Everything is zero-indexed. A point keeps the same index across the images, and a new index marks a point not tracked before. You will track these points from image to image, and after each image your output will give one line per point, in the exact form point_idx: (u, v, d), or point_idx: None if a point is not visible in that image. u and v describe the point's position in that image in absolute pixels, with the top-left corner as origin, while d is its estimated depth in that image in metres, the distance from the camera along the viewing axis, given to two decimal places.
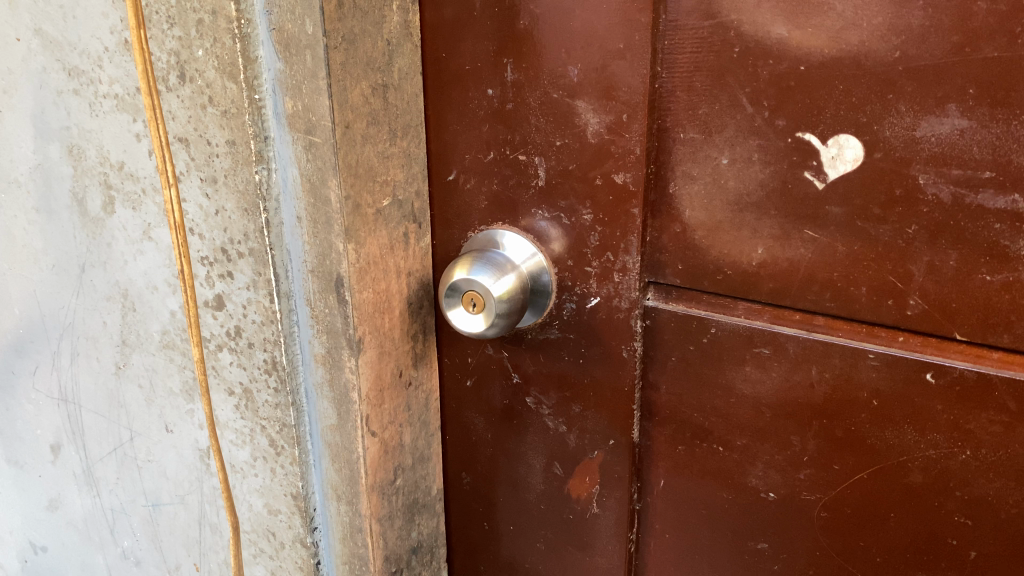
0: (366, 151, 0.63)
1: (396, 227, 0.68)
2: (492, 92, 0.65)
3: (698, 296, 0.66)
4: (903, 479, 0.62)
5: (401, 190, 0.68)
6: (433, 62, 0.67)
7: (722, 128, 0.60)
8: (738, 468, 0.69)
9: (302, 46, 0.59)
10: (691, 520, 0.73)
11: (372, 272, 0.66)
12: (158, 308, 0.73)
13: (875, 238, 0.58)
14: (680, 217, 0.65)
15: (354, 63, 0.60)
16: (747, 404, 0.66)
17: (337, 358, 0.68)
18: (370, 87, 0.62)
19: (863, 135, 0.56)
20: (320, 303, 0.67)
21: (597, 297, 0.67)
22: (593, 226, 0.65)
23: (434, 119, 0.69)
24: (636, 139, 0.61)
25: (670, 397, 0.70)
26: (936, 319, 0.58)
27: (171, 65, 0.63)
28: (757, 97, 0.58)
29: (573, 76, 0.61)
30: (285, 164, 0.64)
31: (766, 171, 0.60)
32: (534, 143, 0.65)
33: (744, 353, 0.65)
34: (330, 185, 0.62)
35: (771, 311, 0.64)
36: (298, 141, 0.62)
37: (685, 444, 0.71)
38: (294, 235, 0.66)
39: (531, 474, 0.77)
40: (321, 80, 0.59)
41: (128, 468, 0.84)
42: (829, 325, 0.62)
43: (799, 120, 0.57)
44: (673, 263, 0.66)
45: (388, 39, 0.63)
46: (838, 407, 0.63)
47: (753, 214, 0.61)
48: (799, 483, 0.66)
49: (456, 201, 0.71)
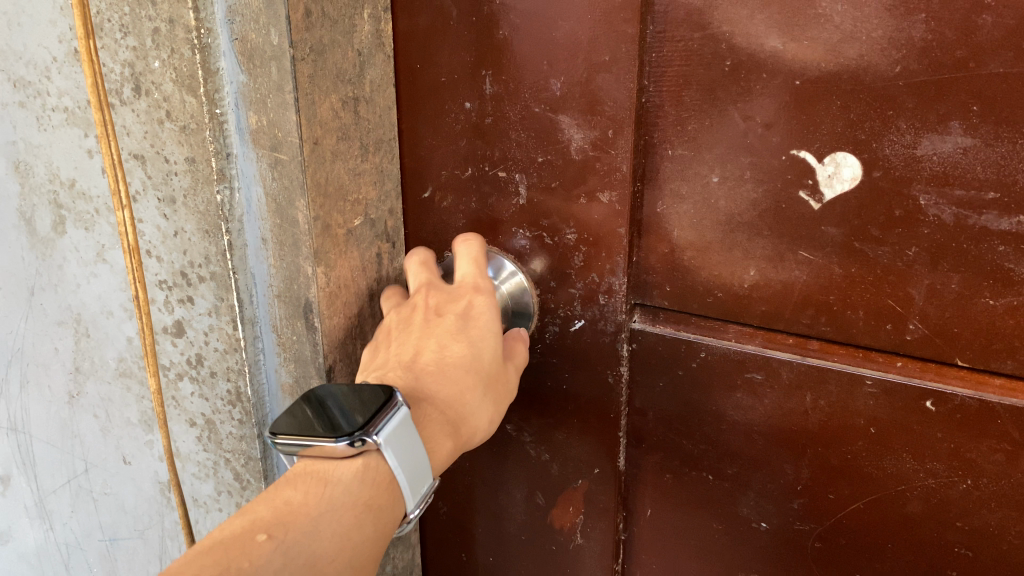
0: (336, 168, 0.59)
1: (368, 248, 0.64)
2: (470, 105, 0.62)
3: (686, 319, 0.64)
4: (901, 509, 0.60)
5: (374, 208, 0.64)
6: (405, 74, 0.63)
7: (712, 144, 0.58)
8: (729, 497, 0.66)
9: (267, 58, 0.54)
10: (679, 550, 0.71)
11: (343, 296, 0.62)
12: (114, 334, 0.69)
13: (874, 260, 0.55)
14: (669, 237, 0.62)
15: (323, 75, 0.56)
16: (739, 431, 0.64)
17: (306, 387, 0.63)
18: (340, 100, 0.58)
19: (862, 152, 0.53)
20: (287, 329, 0.62)
21: (582, 319, 0.65)
22: (577, 245, 0.62)
23: (406, 132, 0.65)
24: (623, 155, 0.57)
25: (658, 423, 0.67)
26: (936, 343, 0.55)
27: (125, 76, 0.58)
28: (750, 112, 0.55)
29: (556, 90, 0.58)
30: (249, 182, 0.60)
31: (759, 190, 0.57)
32: (515, 159, 0.62)
33: (735, 379, 0.62)
34: (299, 205, 0.57)
35: (764, 334, 0.61)
36: (263, 158, 0.58)
37: (673, 472, 0.68)
38: (258, 258, 0.62)
39: (512, 504, 0.75)
40: (288, 94, 0.54)
41: (82, 501, 0.79)
42: (824, 349, 0.60)
43: (795, 137, 0.55)
44: (661, 284, 0.63)
45: (359, 50, 0.59)
46: (834, 435, 0.60)
47: (746, 235, 0.59)
48: (792, 513, 0.64)
49: (431, 219, 0.68)
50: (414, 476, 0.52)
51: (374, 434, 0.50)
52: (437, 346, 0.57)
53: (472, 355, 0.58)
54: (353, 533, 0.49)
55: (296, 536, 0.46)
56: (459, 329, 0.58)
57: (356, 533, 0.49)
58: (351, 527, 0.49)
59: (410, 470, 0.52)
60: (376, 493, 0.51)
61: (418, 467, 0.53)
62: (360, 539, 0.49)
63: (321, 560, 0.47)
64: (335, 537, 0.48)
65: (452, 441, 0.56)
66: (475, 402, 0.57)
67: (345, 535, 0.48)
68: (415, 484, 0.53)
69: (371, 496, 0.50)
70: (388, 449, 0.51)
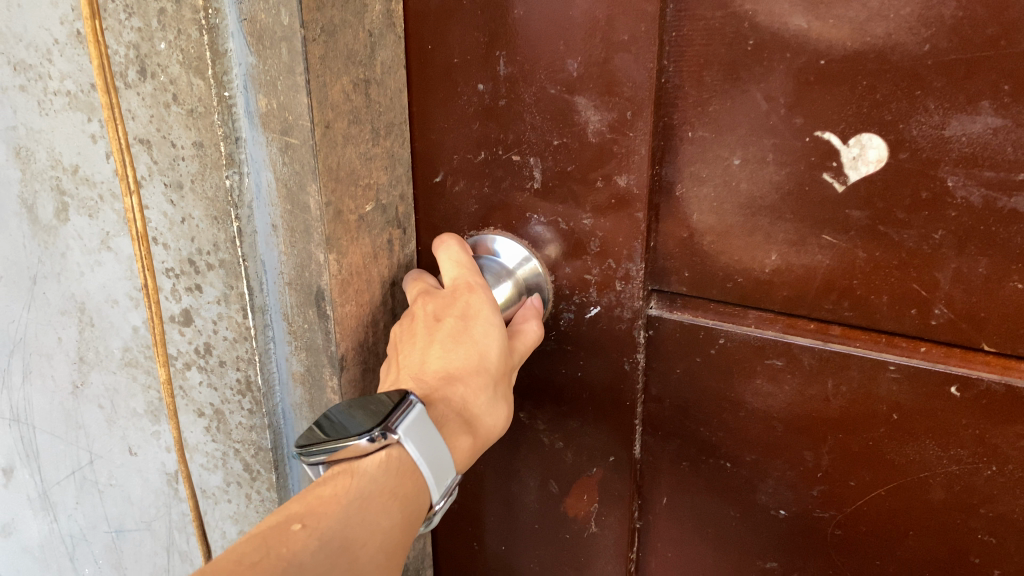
0: (347, 152, 0.58)
1: (379, 234, 0.63)
2: (483, 87, 0.60)
3: (705, 305, 0.63)
4: (923, 496, 0.59)
5: (385, 193, 0.63)
6: (416, 56, 0.62)
7: (734, 126, 0.57)
8: (747, 484, 0.66)
9: (277, 39, 0.53)
10: (695, 537, 0.71)
11: (355, 284, 0.61)
12: (119, 324, 0.67)
13: (899, 243, 0.54)
14: (687, 221, 0.61)
15: (335, 56, 0.55)
16: (758, 418, 0.64)
17: (318, 376, 0.62)
18: (351, 82, 0.57)
19: (889, 133, 0.52)
20: (299, 317, 0.61)
21: (598, 306, 0.64)
22: (593, 231, 0.61)
23: (418, 116, 0.64)
24: (641, 138, 0.56)
25: (675, 411, 0.67)
26: (962, 329, 0.54)
27: (129, 59, 0.56)
28: (772, 93, 0.54)
29: (572, 70, 0.56)
30: (258, 167, 0.58)
31: (782, 173, 0.56)
32: (529, 143, 0.60)
33: (755, 365, 0.62)
34: (310, 190, 0.56)
35: (785, 319, 0.61)
36: (273, 142, 0.56)
37: (690, 460, 0.68)
38: (269, 245, 0.60)
39: (525, 492, 0.75)
40: (299, 76, 0.53)
41: (87, 492, 0.78)
42: (846, 334, 0.59)
43: (818, 118, 0.54)
44: (679, 270, 0.63)
45: (370, 30, 0.58)
46: (855, 422, 0.60)
47: (767, 219, 0.58)
48: (811, 500, 0.64)
49: (444, 205, 0.67)
50: (437, 468, 0.52)
51: (394, 429, 0.50)
52: (442, 352, 0.57)
53: (477, 357, 0.56)
54: (383, 519, 0.48)
55: (329, 523, 0.46)
56: (461, 332, 0.57)
57: (385, 519, 0.48)
58: (379, 514, 0.48)
59: (433, 463, 0.52)
60: (402, 482, 0.50)
61: (440, 459, 0.52)
62: (388, 525, 0.48)
63: (354, 544, 0.46)
64: (366, 523, 0.47)
65: (469, 436, 0.56)
66: (492, 402, 0.57)
67: (376, 522, 0.47)
68: (440, 475, 0.52)
69: (397, 484, 0.50)
70: (409, 441, 0.51)
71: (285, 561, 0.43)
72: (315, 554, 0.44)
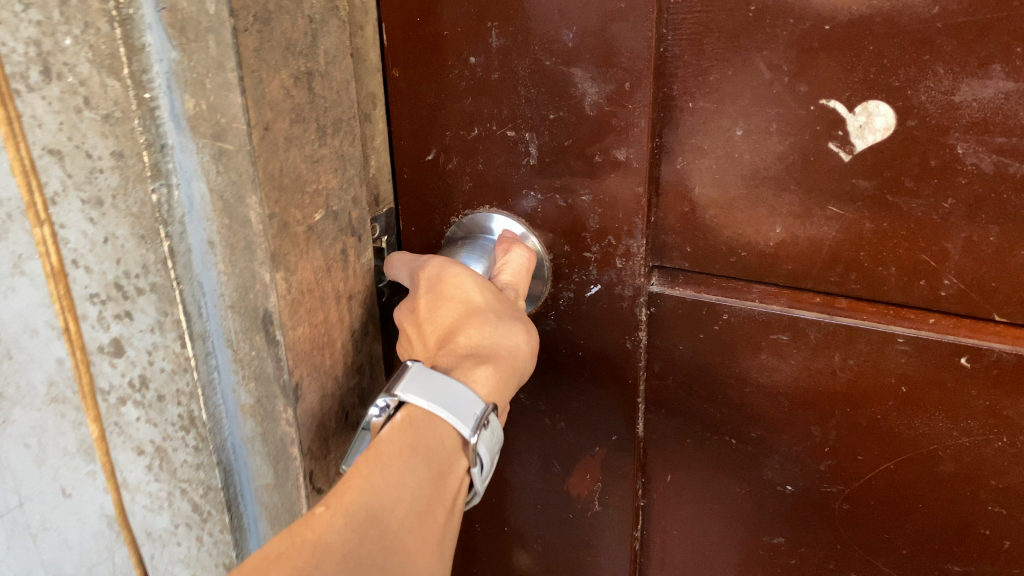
0: (291, 156, 0.51)
1: (333, 244, 0.56)
2: (476, 60, 0.56)
3: (708, 280, 0.60)
4: (932, 469, 0.57)
5: (336, 199, 0.56)
6: (402, 29, 0.58)
7: (735, 95, 0.53)
8: (753, 461, 0.64)
9: (202, 30, 0.46)
10: (700, 516, 0.68)
11: (308, 302, 0.54)
12: (41, 355, 0.59)
13: (907, 213, 0.52)
14: (689, 195, 0.58)
15: (270, 48, 0.48)
16: (763, 393, 0.61)
17: (270, 408, 0.56)
18: (292, 76, 0.50)
19: (896, 100, 0.49)
20: (244, 344, 0.54)
21: (598, 284, 0.60)
22: (592, 208, 0.57)
23: (407, 92, 0.60)
24: (641, 109, 0.53)
25: (678, 388, 0.64)
26: (973, 299, 0.52)
27: (30, 57, 0.45)
28: (775, 60, 0.51)
29: (567, 41, 0.52)
30: (189, 178, 0.51)
31: (785, 143, 0.53)
32: (525, 117, 0.56)
33: (760, 340, 0.59)
34: (250, 202, 0.49)
35: (790, 293, 0.58)
36: (205, 149, 0.49)
37: (694, 437, 0.65)
38: (206, 264, 0.53)
39: (526, 472, 0.71)
40: (229, 72, 0.46)
41: (20, 534, 0.70)
42: (853, 307, 0.56)
43: (823, 85, 0.50)
44: (680, 245, 0.60)
45: (310, 16, 0.51)
46: (864, 396, 0.57)
47: (771, 190, 0.55)
48: (818, 476, 0.62)
49: (437, 184, 0.62)
50: (452, 402, 0.48)
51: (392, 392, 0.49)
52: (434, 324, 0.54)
53: (463, 305, 0.53)
54: (408, 478, 0.46)
55: (351, 496, 0.44)
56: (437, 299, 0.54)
57: (411, 477, 0.46)
58: (404, 473, 0.45)
59: (444, 399, 0.48)
60: (418, 436, 0.47)
61: (453, 393, 0.48)
62: (416, 483, 0.46)
63: (383, 512, 0.44)
64: (391, 487, 0.45)
65: (492, 366, 0.51)
66: (505, 328, 0.52)
67: (403, 482, 0.45)
68: (461, 410, 0.48)
69: (415, 440, 0.47)
70: (410, 394, 0.48)
71: (311, 545, 0.42)
72: (343, 530, 0.43)
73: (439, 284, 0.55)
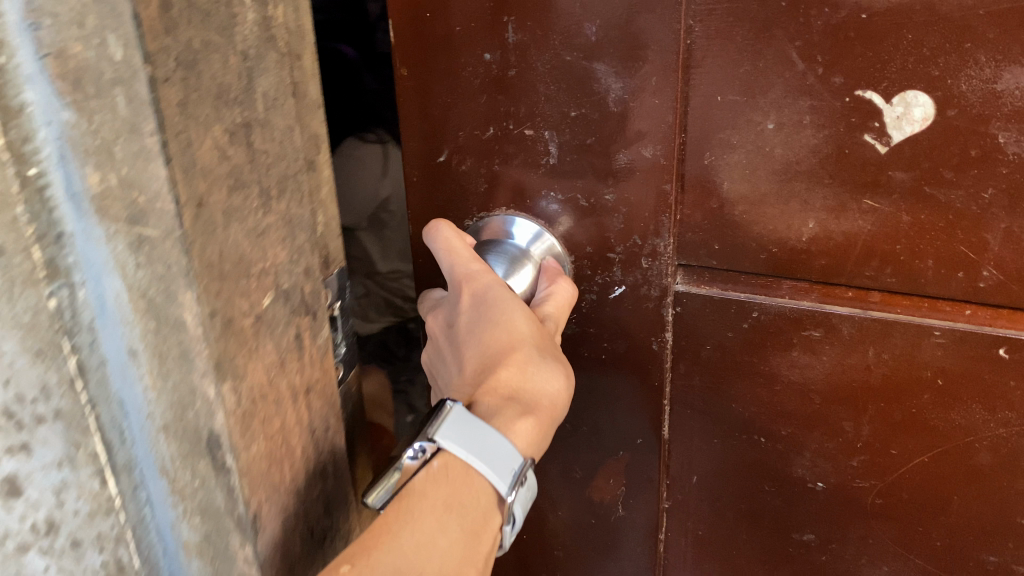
0: (232, 233, 0.40)
1: (285, 332, 0.45)
2: (490, 57, 0.52)
3: (736, 276, 0.55)
4: (969, 461, 0.54)
5: (286, 276, 0.45)
6: (410, 21, 0.52)
7: (767, 88, 0.48)
8: (782, 460, 0.60)
9: (106, 82, 0.34)
10: (727, 516, 0.64)
11: (262, 410, 0.43)
12: None
13: (945, 205, 0.48)
14: (717, 191, 0.53)
15: (198, 99, 0.36)
16: (793, 391, 0.57)
17: (224, 544, 0.44)
18: (226, 131, 0.39)
19: (935, 90, 0.45)
20: (186, 471, 0.43)
21: (622, 286, 0.58)
22: (616, 207, 0.55)
23: (416, 92, 0.55)
24: (668, 105, 0.50)
25: (705, 388, 0.59)
26: (1012, 290, 0.49)
27: None
28: (810, 52, 0.46)
29: (591, 34, 0.49)
30: (100, 273, 0.38)
31: (820, 137, 0.48)
32: (543, 116, 0.53)
33: (790, 337, 0.55)
34: (184, 300, 0.38)
35: (820, 288, 0.54)
36: (120, 237, 0.37)
37: (721, 437, 0.61)
38: (128, 378, 0.41)
39: (547, 479, 0.69)
40: (148, 136, 0.34)
41: None
42: (886, 301, 0.52)
43: (860, 76, 0.46)
44: (707, 243, 0.55)
45: (243, 52, 0.39)
46: (901, 389, 0.54)
47: (805, 184, 0.50)
48: (850, 471, 0.58)
49: (449, 185, 0.58)
50: (492, 456, 0.45)
51: (430, 437, 0.45)
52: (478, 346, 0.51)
53: (508, 339, 0.50)
54: (439, 538, 0.43)
55: (380, 560, 0.42)
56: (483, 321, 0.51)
57: (441, 537, 0.43)
58: (434, 532, 0.44)
59: (485, 452, 0.45)
60: (452, 491, 0.45)
61: (494, 445, 0.45)
62: (445, 544, 0.43)
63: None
64: (421, 547, 0.43)
65: (531, 418, 0.49)
66: (540, 371, 0.50)
67: (433, 540, 0.43)
68: (498, 464, 0.45)
69: (449, 494, 0.44)
70: (450, 441, 0.45)
71: None
72: None
73: (484, 306, 0.52)
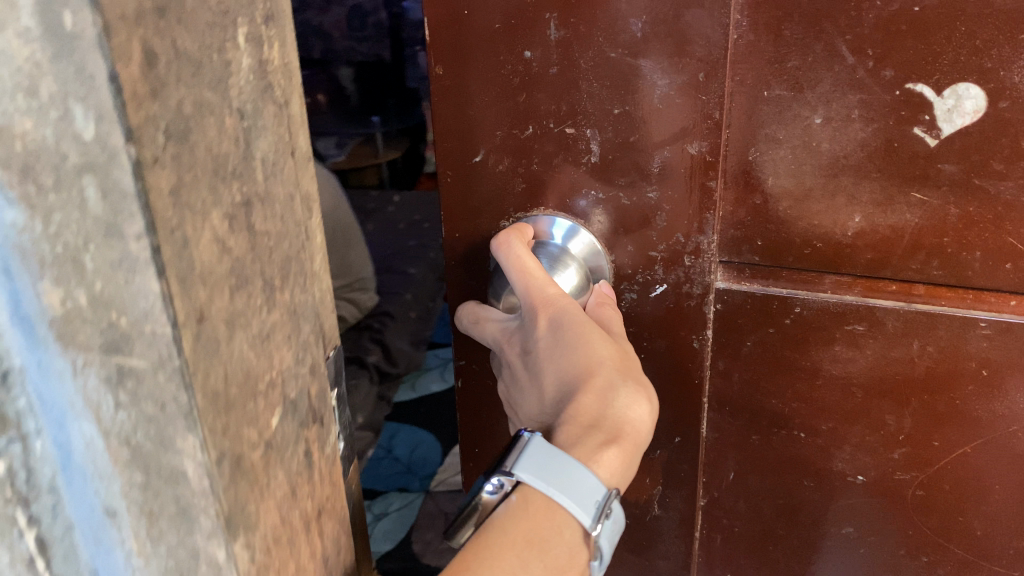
0: (236, 347, 0.30)
1: (294, 451, 0.36)
2: (531, 54, 0.47)
3: (775, 272, 0.50)
4: (1014, 451, 0.49)
5: (292, 382, 0.36)
6: (445, 21, 0.48)
7: (816, 82, 0.44)
8: (820, 455, 0.54)
9: (74, 171, 0.25)
10: (764, 512, 0.58)
11: (276, 558, 0.34)
12: None
13: (993, 197, 0.43)
14: (760, 186, 0.48)
15: (194, 179, 0.27)
16: (835, 388, 0.51)
17: None
18: (226, 216, 0.29)
19: (988, 82, 0.41)
20: None
21: (664, 284, 0.52)
22: (660, 204, 0.49)
23: (453, 93, 0.50)
24: (715, 100, 0.45)
25: (744, 385, 0.54)
26: None
27: None
28: (860, 45, 0.42)
29: (636, 31, 0.45)
30: (68, 418, 0.29)
31: (869, 131, 0.44)
32: (585, 113, 0.48)
33: (833, 332, 0.50)
34: (185, 446, 0.28)
35: (864, 282, 0.48)
36: (93, 372, 0.28)
37: (760, 432, 0.55)
38: (110, 539, 0.32)
39: None
40: (132, 240, 0.25)
41: None
42: (931, 293, 0.47)
43: (911, 70, 0.42)
44: (749, 239, 0.49)
45: (240, 108, 0.30)
46: (947, 384, 0.49)
47: (852, 178, 0.45)
48: (892, 464, 0.52)
49: (484, 186, 0.53)
50: (574, 489, 0.42)
51: (508, 471, 0.43)
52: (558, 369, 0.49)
53: (590, 364, 0.47)
54: None
55: None
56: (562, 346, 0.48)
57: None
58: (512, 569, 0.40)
59: (566, 484, 0.42)
60: (534, 527, 0.41)
61: (576, 477, 0.42)
62: None
63: None
64: None
65: (616, 447, 0.45)
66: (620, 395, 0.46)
67: None
68: (580, 497, 0.42)
69: (529, 531, 0.41)
70: (527, 473, 0.42)
71: None
72: None
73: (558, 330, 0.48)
